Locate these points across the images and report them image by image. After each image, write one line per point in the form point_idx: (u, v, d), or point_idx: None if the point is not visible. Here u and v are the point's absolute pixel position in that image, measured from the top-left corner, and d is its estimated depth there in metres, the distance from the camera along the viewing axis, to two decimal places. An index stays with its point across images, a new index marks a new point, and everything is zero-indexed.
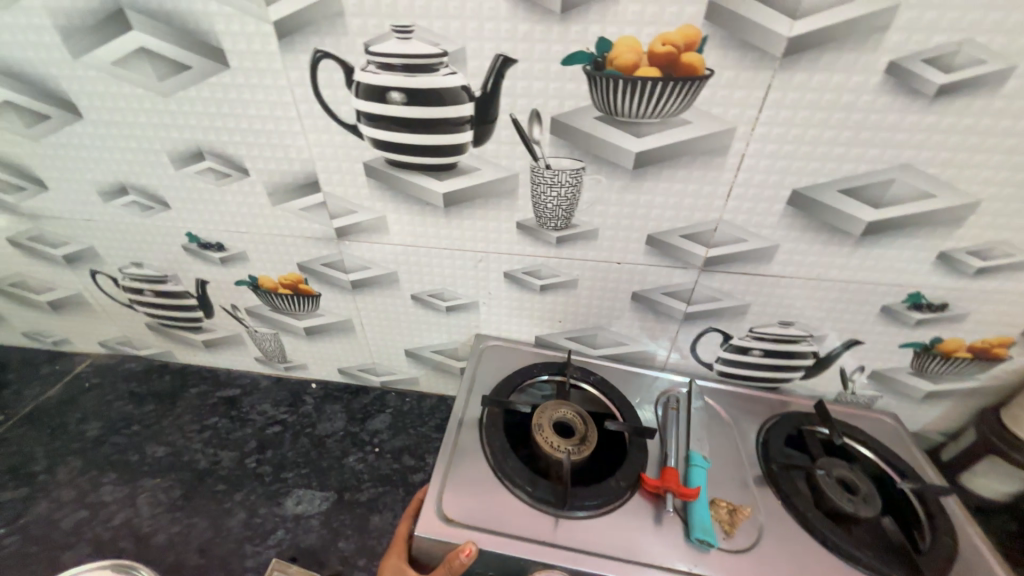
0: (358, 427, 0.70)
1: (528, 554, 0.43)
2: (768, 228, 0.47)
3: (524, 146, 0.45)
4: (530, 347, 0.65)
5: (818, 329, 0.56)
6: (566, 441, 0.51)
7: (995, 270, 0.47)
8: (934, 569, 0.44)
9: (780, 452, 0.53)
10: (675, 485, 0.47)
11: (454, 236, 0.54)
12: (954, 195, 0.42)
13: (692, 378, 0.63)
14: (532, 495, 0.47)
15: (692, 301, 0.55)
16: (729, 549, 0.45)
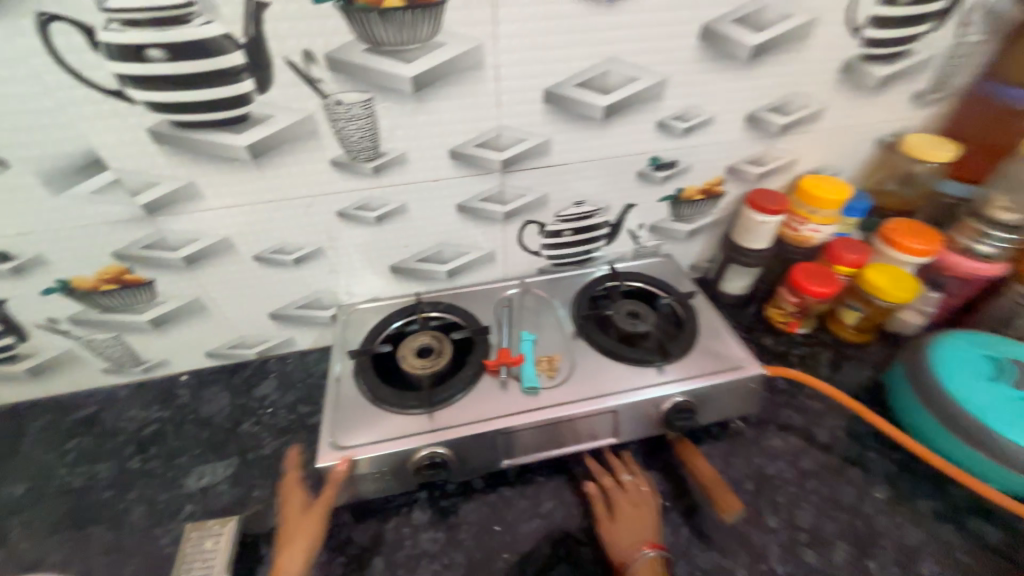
0: (244, 398, 0.72)
1: (406, 445, 0.55)
2: (538, 125, 0.59)
3: (307, 85, 0.49)
4: (390, 299, 0.74)
5: (602, 202, 0.72)
6: (424, 360, 0.63)
7: (694, 128, 0.65)
8: (681, 347, 0.65)
9: (586, 309, 0.71)
10: (507, 359, 0.63)
11: (275, 187, 0.57)
12: (649, 77, 0.58)
13: (523, 278, 0.78)
14: (402, 406, 0.58)
15: (506, 201, 0.67)
16: (552, 385, 0.61)
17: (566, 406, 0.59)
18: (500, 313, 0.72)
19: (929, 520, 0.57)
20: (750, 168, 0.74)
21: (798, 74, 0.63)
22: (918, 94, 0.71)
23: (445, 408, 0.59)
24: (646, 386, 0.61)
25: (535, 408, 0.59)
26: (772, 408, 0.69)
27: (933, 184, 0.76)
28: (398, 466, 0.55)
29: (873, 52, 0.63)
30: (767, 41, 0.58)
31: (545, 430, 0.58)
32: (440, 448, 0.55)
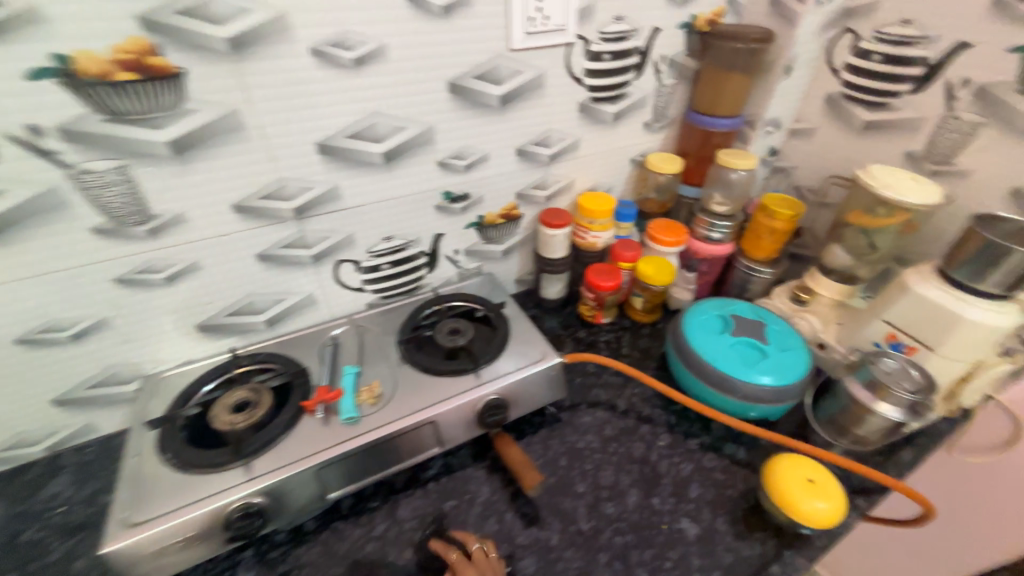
0: (27, 505, 0.63)
1: (213, 504, 0.53)
2: (320, 174, 0.64)
3: (42, 158, 0.48)
4: (203, 359, 0.71)
5: (410, 234, 0.79)
6: (238, 414, 0.62)
7: (473, 164, 0.77)
8: (493, 352, 0.74)
9: (409, 332, 0.77)
10: (325, 395, 0.65)
11: (25, 263, 0.53)
12: (416, 125, 0.67)
13: (351, 316, 0.81)
14: (209, 466, 0.56)
15: (310, 245, 0.70)
16: (373, 412, 0.64)
17: (385, 428, 0.62)
18: (325, 353, 0.74)
19: (698, 453, 0.71)
20: (536, 192, 0.88)
21: (546, 115, 0.78)
22: (647, 124, 0.91)
23: (260, 457, 0.59)
24: (460, 393, 0.67)
25: (354, 437, 0.61)
26: (582, 389, 0.80)
27: (676, 189, 0.97)
28: (207, 529, 0.54)
29: (597, 95, 0.81)
30: (509, 91, 0.72)
31: (367, 455, 0.62)
32: (250, 499, 0.55)
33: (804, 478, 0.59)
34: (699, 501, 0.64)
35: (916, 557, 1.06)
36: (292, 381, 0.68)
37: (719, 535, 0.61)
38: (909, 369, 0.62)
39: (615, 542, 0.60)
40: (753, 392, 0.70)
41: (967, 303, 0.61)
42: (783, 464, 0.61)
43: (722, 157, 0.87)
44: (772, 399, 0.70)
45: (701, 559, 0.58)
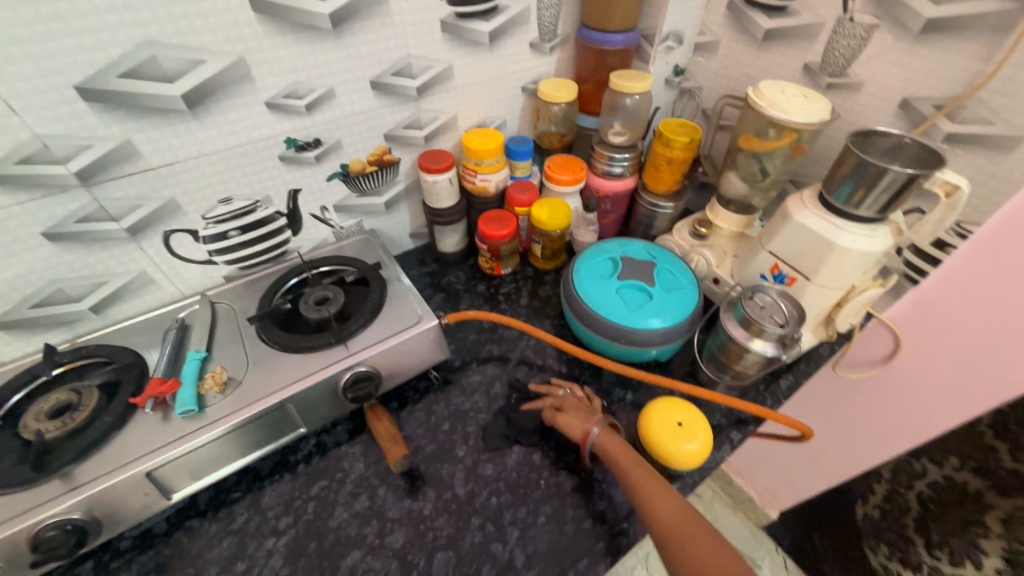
0: None
1: (18, 525, 0.47)
2: (96, 127, 0.52)
3: None
4: (18, 359, 0.62)
5: (256, 194, 0.68)
6: (52, 421, 0.55)
7: (316, 103, 0.65)
8: (362, 319, 0.67)
9: (269, 306, 0.69)
10: (157, 388, 0.57)
11: None
12: (219, 58, 0.54)
13: (205, 292, 0.72)
14: (13, 483, 0.50)
15: (118, 216, 0.59)
16: (218, 401, 0.58)
17: (230, 418, 0.56)
18: (170, 338, 0.65)
19: None
20: (410, 133, 0.77)
21: (399, 37, 0.66)
22: (534, 43, 0.79)
23: (77, 467, 0.52)
24: (320, 369, 0.61)
25: (192, 433, 0.55)
26: (473, 347, 0.76)
27: (574, 119, 0.88)
28: (15, 550, 0.48)
29: (463, 10, 0.68)
30: (340, 9, 0.59)
31: (212, 448, 0.56)
32: (58, 515, 0.49)
33: (673, 422, 0.58)
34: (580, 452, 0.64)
35: (811, 463, 1.12)
36: (124, 375, 0.60)
37: (595, 484, 0.60)
38: (780, 303, 0.60)
39: (489, 504, 0.58)
40: (640, 337, 0.67)
41: (840, 229, 0.58)
42: (650, 413, 0.60)
43: (614, 79, 0.77)
44: (659, 341, 0.67)
45: (574, 509, 0.58)
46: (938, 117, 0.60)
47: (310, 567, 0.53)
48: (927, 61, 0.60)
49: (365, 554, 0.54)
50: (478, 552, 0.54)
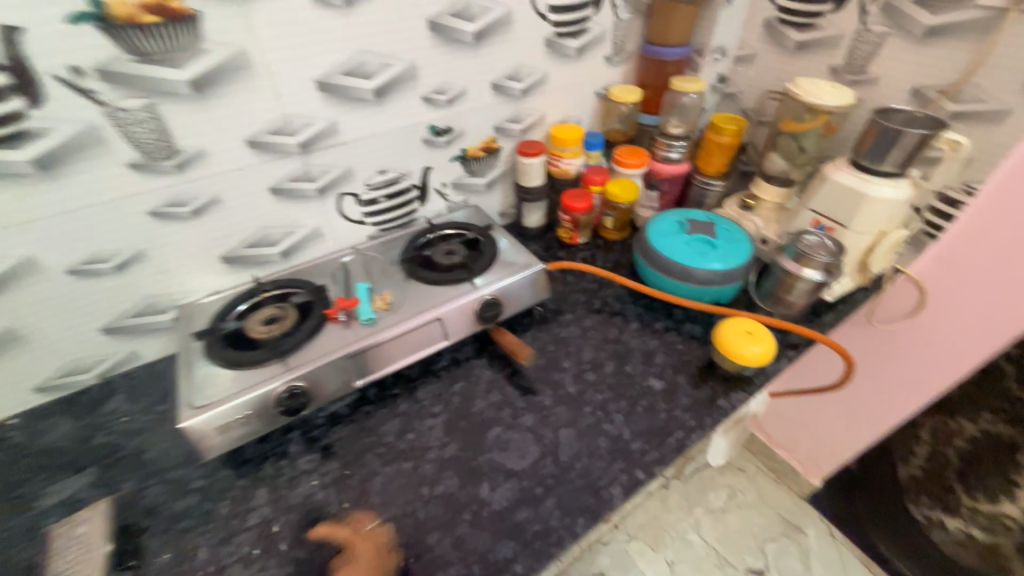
0: (92, 417, 0.72)
1: (265, 387, 0.64)
2: (320, 110, 0.72)
3: (83, 97, 0.55)
4: (229, 289, 0.80)
5: (403, 168, 0.88)
6: (271, 325, 0.72)
7: (454, 99, 0.85)
8: (485, 262, 0.84)
9: (410, 254, 0.87)
10: (344, 304, 0.75)
11: (75, 196, 0.61)
12: (401, 62, 0.75)
13: (355, 247, 0.91)
14: (256, 362, 0.67)
15: (315, 179, 0.78)
16: (387, 315, 0.75)
17: (400, 324, 0.73)
18: (337, 276, 0.84)
19: (663, 332, 0.85)
20: (512, 126, 0.97)
21: (516, 50, 0.87)
22: (608, 57, 1.00)
23: (295, 354, 0.69)
24: (460, 295, 0.78)
25: (374, 333, 0.72)
26: (564, 294, 0.93)
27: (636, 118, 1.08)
28: (261, 407, 0.64)
29: (561, 30, 0.90)
30: (481, 28, 0.80)
31: (386, 347, 0.73)
32: (291, 383, 0.65)
33: (744, 331, 0.74)
34: (664, 366, 0.79)
35: (851, 422, 1.23)
36: (313, 298, 0.78)
37: (680, 387, 0.75)
38: (825, 241, 0.76)
39: (597, 399, 0.73)
40: (707, 276, 0.83)
41: (871, 183, 0.75)
42: (724, 327, 0.75)
43: (675, 82, 0.97)
44: (723, 280, 0.84)
45: (666, 402, 0.73)
46: (941, 99, 0.77)
47: (464, 436, 0.69)
48: (929, 57, 0.77)
49: (506, 429, 0.69)
50: (594, 429, 0.69)
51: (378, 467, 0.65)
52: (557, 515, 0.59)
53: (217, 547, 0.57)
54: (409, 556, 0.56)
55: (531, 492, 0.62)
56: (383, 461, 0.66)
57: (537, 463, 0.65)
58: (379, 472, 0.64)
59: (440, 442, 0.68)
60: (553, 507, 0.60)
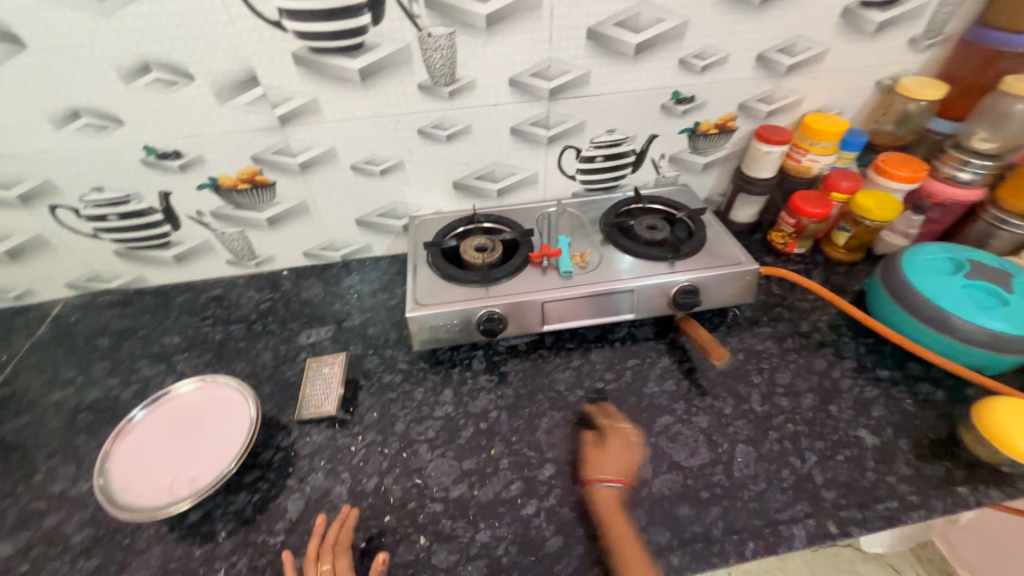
0: (334, 287, 0.90)
1: (472, 306, 0.71)
2: (580, 59, 0.73)
3: (408, 20, 0.64)
4: (450, 212, 0.90)
5: (630, 132, 0.85)
6: (481, 253, 0.79)
7: (711, 66, 0.78)
8: (693, 247, 0.79)
9: (612, 219, 0.86)
10: (548, 251, 0.78)
11: (375, 105, 0.72)
12: (674, 18, 0.71)
13: (559, 200, 0.93)
14: (467, 281, 0.74)
15: (550, 127, 0.81)
16: (584, 273, 0.76)
17: (596, 286, 0.74)
18: (540, 224, 0.87)
19: (887, 383, 0.71)
20: (760, 105, 0.86)
21: (802, 18, 0.75)
22: (914, 40, 0.81)
23: (498, 283, 0.75)
24: (661, 273, 0.75)
25: (571, 286, 0.74)
26: (766, 305, 0.83)
27: (923, 122, 0.87)
28: (464, 322, 0.71)
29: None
30: None
31: (578, 301, 0.74)
32: (492, 308, 0.71)
33: None
34: (882, 421, 0.66)
35: None
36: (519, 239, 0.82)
37: (899, 452, 0.63)
38: None
39: (786, 427, 0.65)
40: (980, 336, 0.65)
41: None
42: (999, 405, 0.59)
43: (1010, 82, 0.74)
44: (1002, 347, 0.65)
45: (876, 463, 0.61)
46: None
47: (633, 411, 0.68)
48: None
49: (676, 421, 0.67)
50: (778, 457, 0.62)
51: (547, 409, 0.69)
52: (721, 527, 0.56)
53: (411, 423, 0.67)
54: (565, 500, 0.59)
55: (695, 492, 0.59)
56: (552, 405, 0.69)
57: (707, 467, 0.62)
58: (546, 414, 0.68)
59: (607, 408, 0.68)
60: (718, 517, 0.57)
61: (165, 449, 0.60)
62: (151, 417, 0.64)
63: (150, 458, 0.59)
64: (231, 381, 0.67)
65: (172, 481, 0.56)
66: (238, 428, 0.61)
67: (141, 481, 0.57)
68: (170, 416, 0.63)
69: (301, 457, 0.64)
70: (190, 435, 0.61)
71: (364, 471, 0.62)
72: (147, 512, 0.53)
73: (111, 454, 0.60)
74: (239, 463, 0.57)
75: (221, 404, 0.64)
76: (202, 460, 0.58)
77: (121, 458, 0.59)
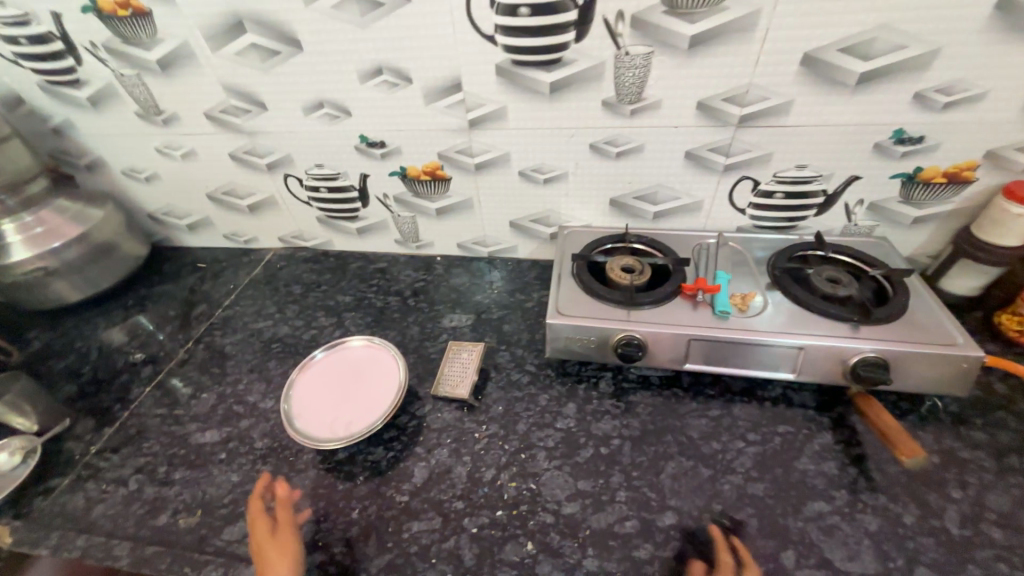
0: (478, 280, 0.96)
1: (613, 327, 0.69)
2: (786, 86, 0.66)
3: (610, 39, 0.65)
4: (600, 228, 0.90)
5: (826, 170, 0.75)
6: (629, 274, 0.77)
7: (958, 103, 0.65)
8: (889, 313, 0.66)
9: (784, 263, 0.76)
10: (705, 286, 0.73)
11: (557, 117, 0.75)
12: (921, 46, 0.60)
13: (721, 233, 0.86)
14: (611, 300, 0.73)
15: (731, 155, 0.76)
16: (742, 317, 0.69)
17: (755, 334, 0.66)
18: (697, 255, 0.81)
19: None
20: (1019, 156, 0.68)
21: None
22: None
23: (643, 309, 0.72)
24: (840, 336, 0.65)
25: (724, 329, 0.68)
26: (982, 403, 0.66)
27: None
28: (601, 341, 0.70)
29: None
30: None
31: (729, 346, 0.67)
32: (634, 333, 0.68)
33: None
34: None
35: None
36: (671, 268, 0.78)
37: None
38: None
39: (995, 566, 0.51)
40: None
41: None
42: None
43: None
44: None
45: None
46: None
47: (778, 484, 0.60)
48: None
49: (833, 512, 0.57)
50: None
51: (675, 453, 0.64)
52: None
53: (532, 427, 0.68)
54: (685, 558, 0.54)
55: None
56: (680, 450, 0.64)
57: None
58: (673, 458, 0.63)
59: (746, 473, 0.61)
60: None
61: (333, 392, 0.70)
62: (327, 358, 0.75)
63: (320, 394, 0.70)
64: (390, 348, 0.75)
65: (332, 420, 0.66)
66: (388, 393, 0.69)
67: (310, 412, 0.67)
68: (341, 363, 0.74)
69: (431, 430, 0.69)
70: (352, 385, 0.71)
71: (483, 460, 0.65)
72: (310, 440, 0.63)
73: (295, 381, 0.72)
74: (383, 424, 0.64)
75: (379, 366, 0.73)
76: (358, 411, 0.67)
77: (300, 386, 0.71)
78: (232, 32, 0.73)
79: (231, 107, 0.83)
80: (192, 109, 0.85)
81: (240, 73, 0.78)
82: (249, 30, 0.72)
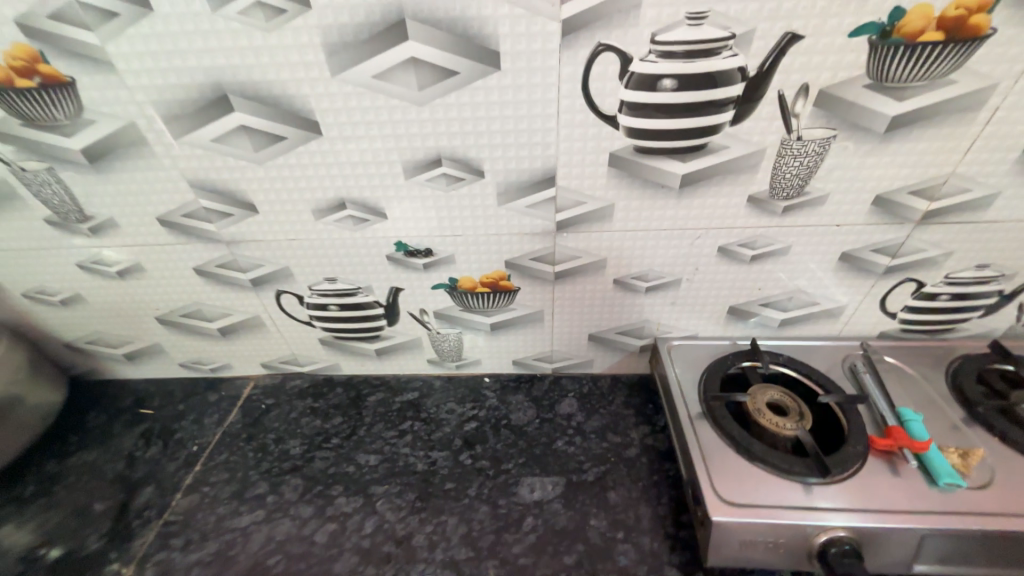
0: (550, 413, 0.72)
1: (811, 521, 0.47)
2: (998, 174, 0.50)
3: (782, 120, 0.47)
4: (710, 340, 0.69)
5: (1010, 269, 0.60)
6: (788, 419, 0.56)
7: None
8: None
9: (978, 394, 0.59)
10: (907, 440, 0.53)
11: (683, 215, 0.55)
12: None
13: (862, 341, 0.68)
14: (789, 471, 0.51)
15: (897, 255, 0.58)
16: (974, 487, 0.50)
17: (1013, 521, 0.47)
18: (856, 381, 0.63)
19: None
20: None
21: None
22: None
23: (839, 483, 0.51)
24: None
25: (965, 514, 0.48)
26: None
27: None
28: (792, 540, 0.48)
29: None
30: None
31: (979, 542, 0.47)
32: (846, 532, 0.47)
33: None
34: None
35: None
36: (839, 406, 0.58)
37: None
38: None
39: None
40: None
41: None
42: None
43: None
44: None
45: None
46: None
47: None
48: None
49: None
50: None
51: None
52: None
53: None
54: None
55: None
56: None
57: None
58: None
59: None
60: None
61: None
62: None
63: None
64: None
65: None
66: None
67: None
68: None
69: None
70: None
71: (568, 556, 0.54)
72: None
73: None
74: None
75: None
76: None
77: None
78: (209, 111, 0.48)
79: (202, 210, 0.56)
80: (139, 212, 0.57)
81: (219, 166, 0.52)
82: (237, 106, 0.47)
